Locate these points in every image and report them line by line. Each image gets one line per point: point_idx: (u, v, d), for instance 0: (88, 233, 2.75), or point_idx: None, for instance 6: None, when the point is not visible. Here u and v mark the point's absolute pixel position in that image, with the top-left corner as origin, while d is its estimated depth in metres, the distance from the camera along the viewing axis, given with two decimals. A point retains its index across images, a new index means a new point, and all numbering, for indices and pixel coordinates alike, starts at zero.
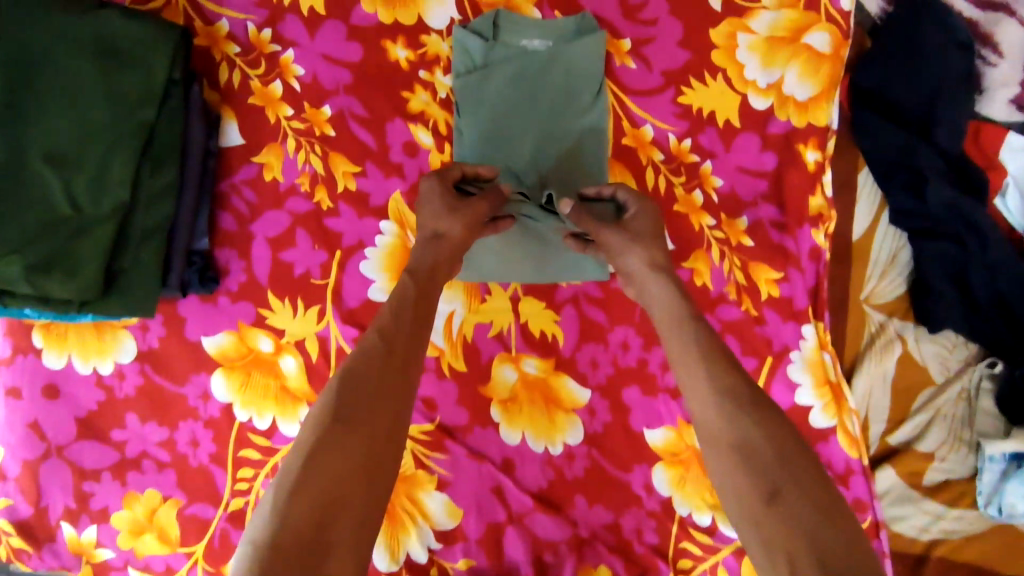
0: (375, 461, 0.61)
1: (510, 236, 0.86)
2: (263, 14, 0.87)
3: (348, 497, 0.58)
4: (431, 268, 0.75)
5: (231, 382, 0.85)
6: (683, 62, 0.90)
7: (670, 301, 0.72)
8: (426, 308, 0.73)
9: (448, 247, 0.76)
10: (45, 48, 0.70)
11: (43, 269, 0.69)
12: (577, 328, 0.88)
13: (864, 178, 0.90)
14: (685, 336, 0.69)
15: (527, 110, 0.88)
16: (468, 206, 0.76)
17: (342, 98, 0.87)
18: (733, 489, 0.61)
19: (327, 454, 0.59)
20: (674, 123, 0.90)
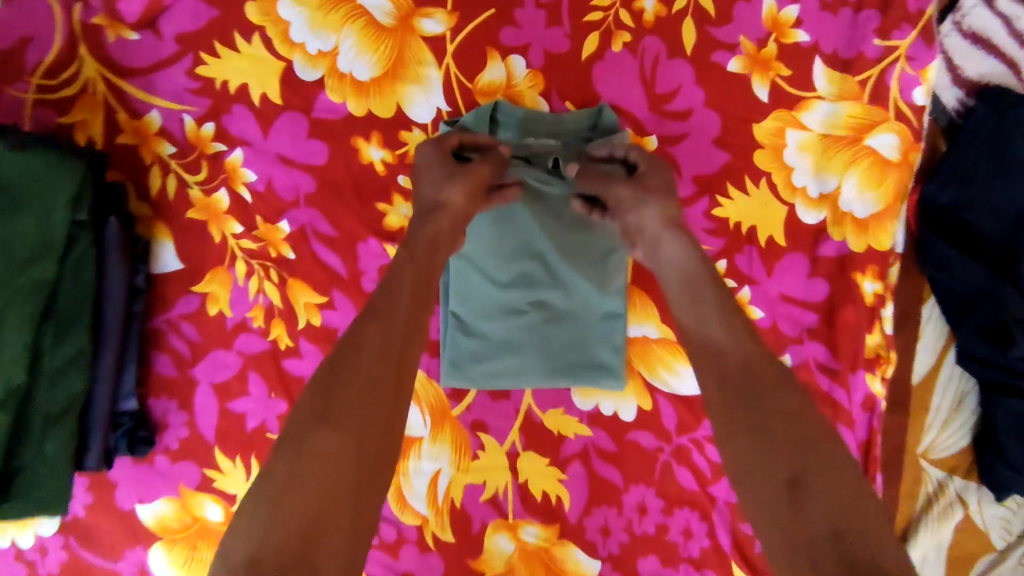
0: (376, 459, 0.48)
1: (517, 254, 0.72)
2: (203, 104, 0.70)
3: (339, 509, 0.45)
4: (429, 246, 0.58)
5: (173, 557, 0.72)
6: (720, 164, 0.74)
7: (684, 262, 0.59)
8: (426, 296, 0.56)
9: (449, 221, 0.60)
10: None
11: None
12: (586, 488, 0.75)
13: (929, 310, 0.76)
14: (707, 310, 0.56)
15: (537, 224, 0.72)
16: (467, 170, 0.61)
17: (304, 210, 0.71)
18: (750, 460, 0.50)
19: (306, 479, 0.45)
20: (706, 240, 0.75)
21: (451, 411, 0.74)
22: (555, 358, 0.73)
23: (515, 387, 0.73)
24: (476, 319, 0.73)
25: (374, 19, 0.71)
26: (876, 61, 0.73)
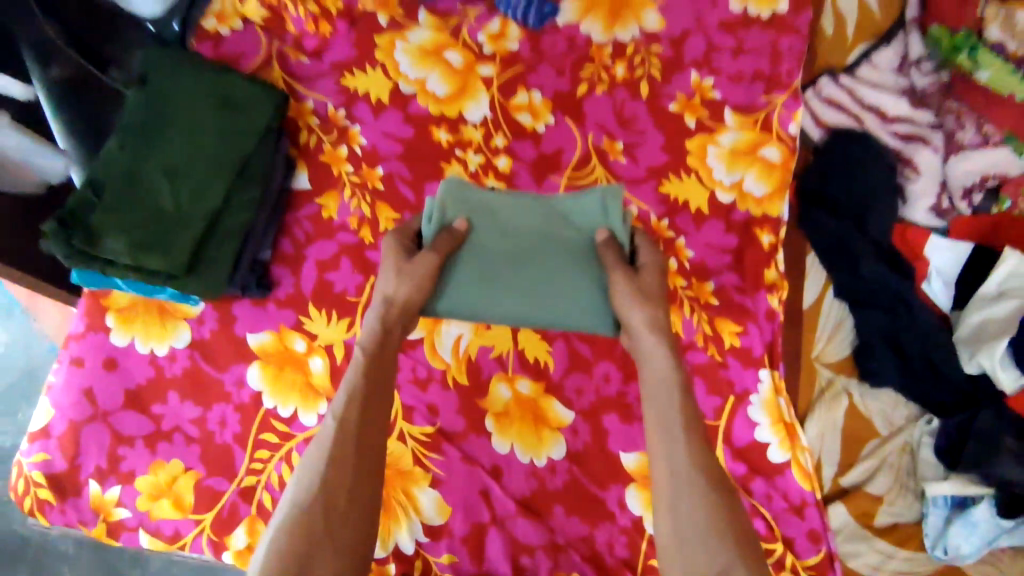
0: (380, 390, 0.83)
1: (479, 274, 0.92)
2: (341, 98, 1.12)
3: (372, 403, 0.81)
4: (404, 323, 0.88)
5: (265, 374, 0.97)
6: (664, 162, 1.13)
7: (655, 355, 0.84)
8: (389, 348, 0.86)
9: (397, 310, 0.87)
10: (185, 95, 0.94)
11: (145, 244, 0.86)
12: (566, 358, 1.02)
13: (811, 259, 1.09)
14: (673, 447, 0.78)
15: (521, 271, 0.93)
16: (413, 269, 0.87)
17: (393, 163, 1.09)
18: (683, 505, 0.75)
19: (375, 383, 0.83)
20: (655, 206, 1.11)
21: None
22: (526, 295, 0.93)
23: (492, 314, 0.93)
24: (459, 290, 0.92)
25: (451, 65, 1.16)
26: (763, 108, 1.16)
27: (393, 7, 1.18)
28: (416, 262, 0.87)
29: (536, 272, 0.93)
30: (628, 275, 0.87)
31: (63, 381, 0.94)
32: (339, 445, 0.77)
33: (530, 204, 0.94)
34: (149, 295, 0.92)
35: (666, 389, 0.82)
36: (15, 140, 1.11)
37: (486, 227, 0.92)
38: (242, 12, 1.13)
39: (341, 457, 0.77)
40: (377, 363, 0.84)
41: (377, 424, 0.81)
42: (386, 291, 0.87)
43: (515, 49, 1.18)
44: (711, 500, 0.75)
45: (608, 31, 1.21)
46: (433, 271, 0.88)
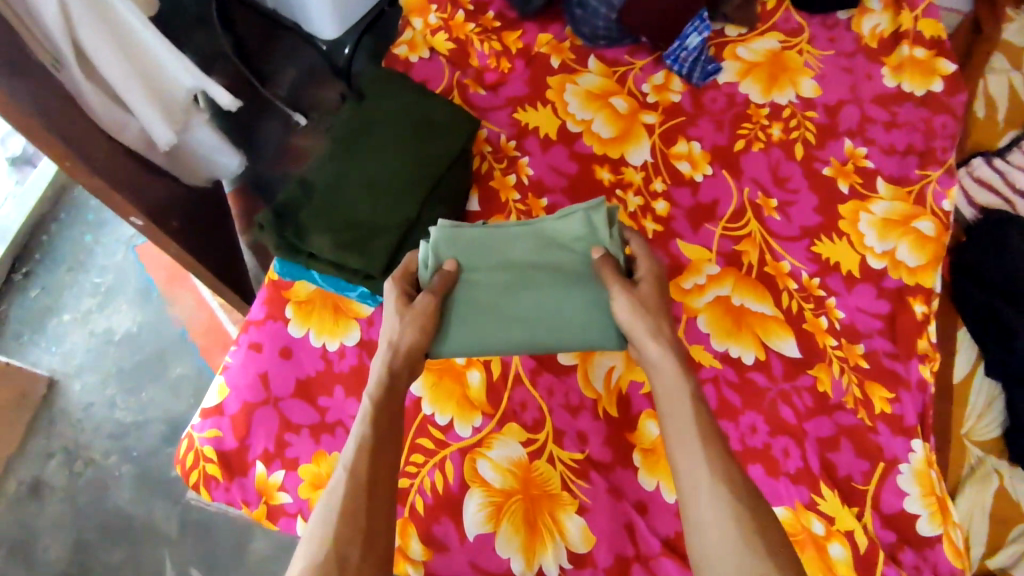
0: (388, 434, 0.83)
1: (479, 311, 0.95)
2: (513, 131, 1.20)
3: (381, 447, 0.81)
4: (412, 363, 0.89)
5: (425, 380, 1.01)
6: (817, 223, 1.16)
7: (670, 368, 0.85)
8: (399, 388, 0.87)
9: (405, 352, 0.88)
10: (391, 113, 1.02)
11: (347, 246, 0.94)
12: (716, 404, 1.02)
13: (963, 335, 1.12)
14: (692, 460, 0.78)
15: (524, 304, 0.96)
16: (413, 312, 0.89)
17: (557, 196, 1.15)
18: (710, 519, 0.73)
19: (384, 429, 0.83)
20: (807, 264, 1.13)
21: None
22: (534, 327, 0.95)
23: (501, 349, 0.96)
24: (466, 330, 0.95)
25: (616, 109, 1.22)
26: (917, 181, 1.19)
27: (565, 52, 1.26)
28: (417, 303, 0.90)
29: (537, 305, 0.96)
30: (628, 290, 0.89)
31: (240, 363, 1.00)
32: (350, 491, 0.77)
33: (519, 235, 0.97)
34: (339, 292, 1.03)
35: (679, 402, 0.82)
36: (211, 136, 1.23)
37: (476, 263, 0.96)
38: (431, 42, 1.23)
39: (352, 501, 0.76)
40: (387, 405, 0.85)
41: (385, 467, 0.80)
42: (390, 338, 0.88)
43: (677, 100, 1.24)
44: (732, 498, 0.74)
45: (767, 94, 1.26)
46: (433, 312, 0.91)
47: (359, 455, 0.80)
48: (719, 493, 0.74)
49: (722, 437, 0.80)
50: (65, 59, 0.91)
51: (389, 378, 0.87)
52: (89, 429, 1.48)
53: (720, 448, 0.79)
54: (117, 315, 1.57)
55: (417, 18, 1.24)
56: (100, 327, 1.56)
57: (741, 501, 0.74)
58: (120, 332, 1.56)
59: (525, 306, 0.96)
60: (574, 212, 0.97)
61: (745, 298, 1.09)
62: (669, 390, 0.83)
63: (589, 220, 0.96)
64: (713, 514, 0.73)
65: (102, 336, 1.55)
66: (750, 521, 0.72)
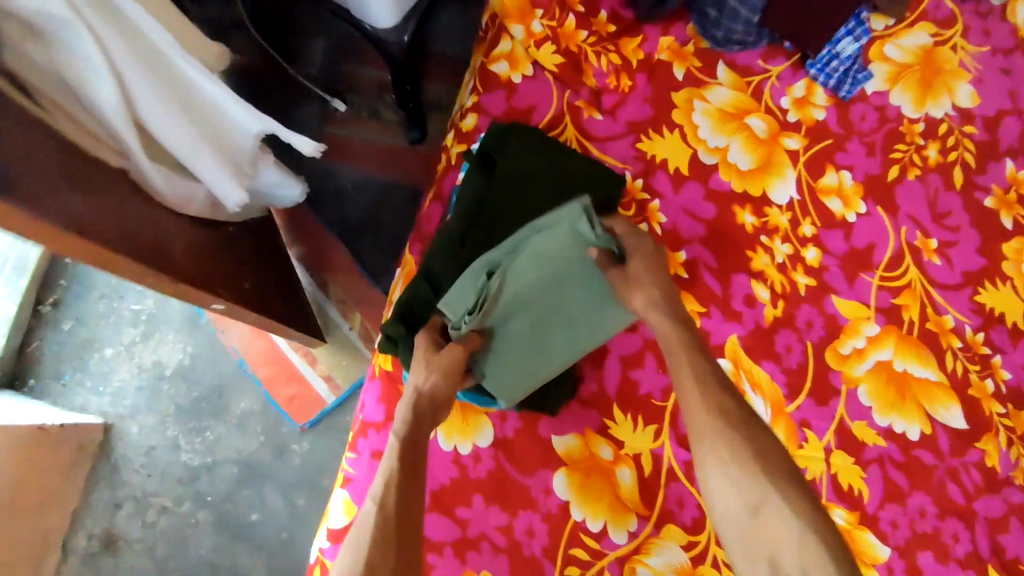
0: (415, 462, 0.75)
1: (505, 346, 0.85)
2: (639, 167, 1.02)
3: (409, 474, 0.73)
4: (440, 403, 0.79)
5: (571, 482, 0.90)
6: (980, 266, 1.04)
7: (701, 388, 0.77)
8: (424, 422, 0.78)
9: (436, 401, 0.79)
10: (522, 174, 0.90)
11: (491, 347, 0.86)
12: (882, 487, 0.95)
13: None
14: (741, 489, 0.72)
15: (552, 327, 0.87)
16: (442, 361, 0.79)
17: (696, 248, 1.00)
18: (774, 547, 0.69)
19: (412, 456, 0.74)
20: (970, 317, 1.02)
21: (786, 407, 0.95)
22: (568, 340, 0.86)
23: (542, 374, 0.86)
24: (498, 370, 0.85)
25: (754, 132, 1.04)
26: None
27: (688, 58, 1.06)
28: (443, 353, 0.80)
29: (565, 323, 0.87)
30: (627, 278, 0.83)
31: (364, 475, 0.88)
32: (380, 524, 0.69)
33: (522, 261, 0.84)
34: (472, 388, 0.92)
35: (716, 420, 0.75)
36: (274, 173, 1.04)
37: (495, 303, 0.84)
38: (535, 56, 1.02)
39: (380, 532, 0.69)
40: (415, 438, 0.76)
41: (412, 497, 0.73)
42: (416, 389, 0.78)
43: (821, 118, 1.06)
44: (796, 521, 0.70)
45: (920, 106, 1.08)
46: (461, 360, 0.80)
47: (389, 486, 0.72)
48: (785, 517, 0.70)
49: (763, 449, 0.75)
50: (133, 152, 0.72)
51: (417, 419, 0.77)
52: (155, 475, 1.37)
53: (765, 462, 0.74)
54: (165, 346, 1.42)
55: (516, 24, 1.02)
56: (148, 361, 1.41)
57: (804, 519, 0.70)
58: (172, 365, 1.41)
59: (552, 329, 0.87)
60: (558, 212, 0.85)
61: (907, 362, 0.99)
62: (699, 413, 0.76)
63: (576, 220, 0.84)
64: (783, 538, 0.69)
65: (152, 371, 1.41)
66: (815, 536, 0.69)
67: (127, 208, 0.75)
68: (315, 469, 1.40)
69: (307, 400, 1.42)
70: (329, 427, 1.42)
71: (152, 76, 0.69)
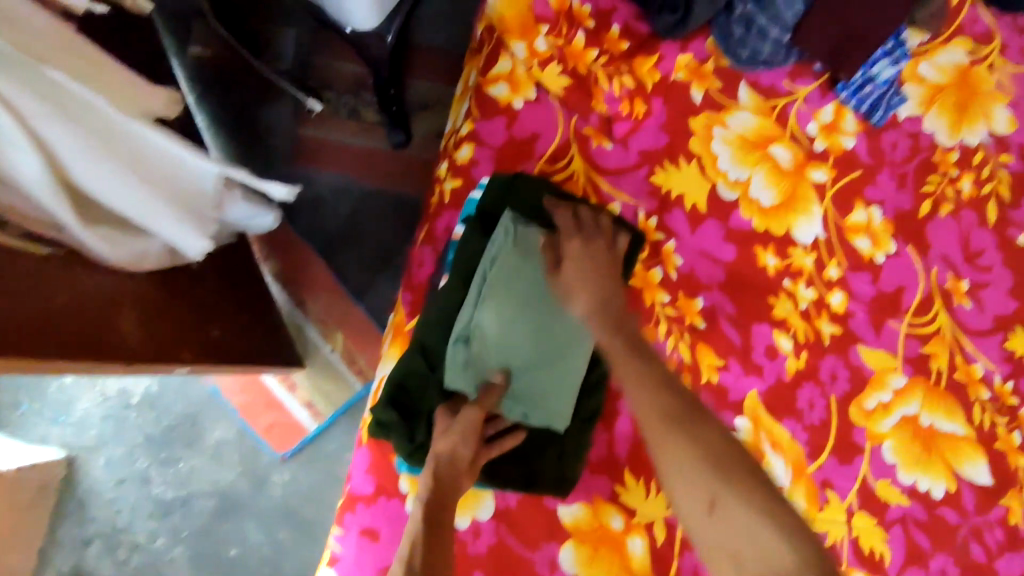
0: (441, 530, 0.64)
1: (514, 380, 0.76)
2: (653, 203, 0.92)
3: (435, 542, 0.63)
4: (468, 466, 0.70)
5: (578, 555, 0.84)
6: (1012, 310, 0.97)
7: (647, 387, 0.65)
8: (451, 487, 0.68)
9: (465, 464, 0.70)
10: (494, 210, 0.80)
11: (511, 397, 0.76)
12: (904, 550, 0.89)
13: None
14: (685, 485, 0.61)
15: (555, 342, 0.78)
16: (461, 419, 0.71)
17: (713, 294, 0.92)
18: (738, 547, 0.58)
19: (439, 525, 0.64)
20: (1000, 364, 0.96)
21: (807, 468, 0.89)
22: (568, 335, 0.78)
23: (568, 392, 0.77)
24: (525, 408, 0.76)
25: (778, 163, 0.95)
26: None
27: (708, 78, 0.96)
28: (464, 414, 0.72)
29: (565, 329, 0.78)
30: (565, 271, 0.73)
31: (354, 555, 0.81)
32: None
33: (486, 301, 0.76)
34: None
35: (668, 417, 0.63)
36: (245, 208, 0.91)
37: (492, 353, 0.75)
38: (539, 77, 0.90)
39: None
40: (441, 504, 0.66)
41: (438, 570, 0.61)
42: (442, 452, 0.69)
43: (850, 147, 0.98)
44: (746, 510, 0.59)
45: (956, 133, 1.00)
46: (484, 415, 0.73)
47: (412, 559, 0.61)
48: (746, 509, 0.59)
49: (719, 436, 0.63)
50: (68, 226, 0.61)
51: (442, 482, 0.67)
52: (125, 510, 1.29)
53: (724, 447, 0.62)
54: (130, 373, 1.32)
55: (517, 41, 0.89)
56: (112, 389, 1.32)
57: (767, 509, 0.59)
58: (138, 394, 1.32)
59: (555, 345, 0.78)
60: (495, 236, 0.78)
61: (934, 416, 0.93)
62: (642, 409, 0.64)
63: (517, 237, 0.77)
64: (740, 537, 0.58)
65: (117, 400, 1.32)
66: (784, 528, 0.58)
67: (59, 298, 0.64)
68: (297, 499, 1.33)
69: (288, 428, 1.34)
70: (314, 456, 1.34)
71: (84, 138, 0.58)
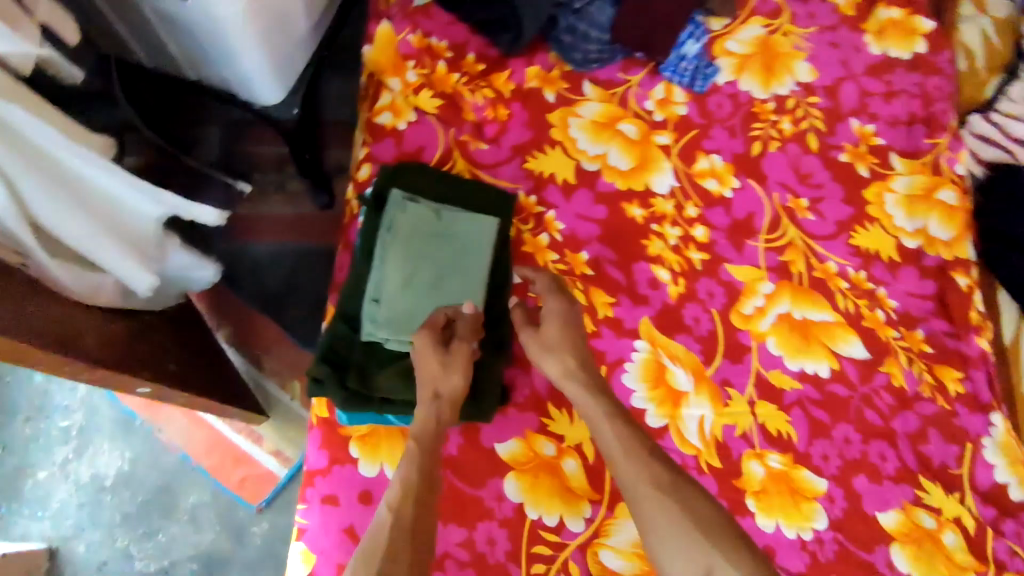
0: (430, 477, 0.76)
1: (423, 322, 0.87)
2: (529, 184, 1.10)
3: (424, 485, 0.75)
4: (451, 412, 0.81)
5: (521, 484, 0.94)
6: (849, 214, 1.15)
7: (622, 437, 0.82)
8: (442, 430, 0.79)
9: (448, 406, 0.81)
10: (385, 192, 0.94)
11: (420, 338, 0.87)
12: (807, 426, 1.02)
13: (1003, 297, 1.16)
14: (655, 515, 0.77)
15: (453, 286, 0.89)
16: (455, 355, 0.82)
17: (594, 246, 1.08)
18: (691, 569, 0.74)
19: (427, 468, 0.76)
20: (850, 259, 1.12)
21: (706, 372, 1.03)
22: (464, 280, 0.90)
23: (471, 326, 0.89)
24: None
25: (627, 136, 1.15)
26: (927, 151, 1.20)
27: (556, 82, 1.17)
28: (454, 350, 0.82)
29: (459, 275, 0.90)
30: (539, 335, 0.88)
31: (318, 523, 0.90)
32: (395, 532, 0.69)
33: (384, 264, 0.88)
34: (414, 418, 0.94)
35: (643, 459, 0.80)
36: (187, 258, 1.08)
37: (398, 303, 0.86)
38: (414, 102, 1.10)
39: (394, 538, 0.69)
40: (429, 449, 0.77)
41: (425, 508, 0.74)
42: (436, 388, 0.80)
43: (683, 113, 1.18)
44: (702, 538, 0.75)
45: (767, 88, 1.22)
46: (468, 354, 0.83)
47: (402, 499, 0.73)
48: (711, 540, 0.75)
49: (679, 480, 0.80)
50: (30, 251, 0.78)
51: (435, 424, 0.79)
52: None
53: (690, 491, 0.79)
54: (101, 457, 1.41)
55: (392, 77, 1.10)
56: (85, 476, 1.40)
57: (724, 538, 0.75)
58: (111, 475, 1.40)
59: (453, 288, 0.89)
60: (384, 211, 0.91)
61: (805, 310, 1.08)
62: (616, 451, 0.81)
63: (400, 206, 0.91)
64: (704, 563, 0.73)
65: (91, 485, 1.40)
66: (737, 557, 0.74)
67: (32, 309, 0.79)
68: (280, 544, 1.41)
69: (260, 479, 1.42)
70: (287, 503, 1.42)
71: (51, 183, 0.75)
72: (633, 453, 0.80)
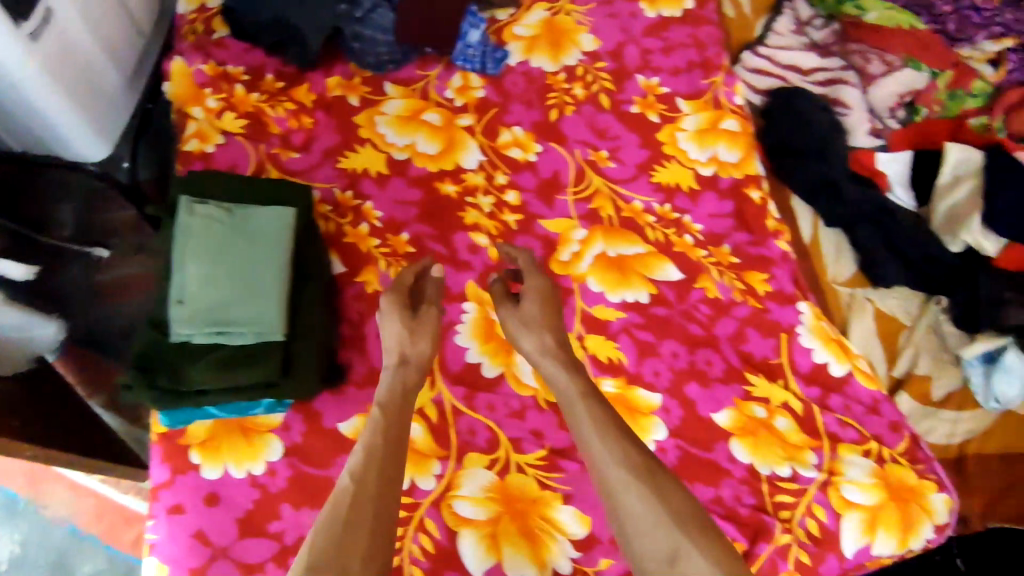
0: (398, 440, 0.82)
1: (227, 308, 0.91)
2: (343, 181, 1.16)
3: (382, 449, 0.80)
4: (416, 379, 0.91)
5: None
6: (646, 156, 1.25)
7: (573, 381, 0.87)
8: (411, 390, 0.89)
9: (414, 371, 0.91)
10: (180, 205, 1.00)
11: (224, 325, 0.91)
12: (635, 349, 1.08)
13: (798, 203, 1.28)
14: (606, 454, 0.79)
15: (253, 270, 0.94)
16: (422, 324, 0.94)
17: (413, 226, 1.14)
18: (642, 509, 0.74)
19: (387, 433, 0.82)
20: (653, 195, 1.22)
21: None
22: (264, 264, 0.94)
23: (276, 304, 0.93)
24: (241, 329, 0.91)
25: (432, 124, 1.23)
26: (708, 90, 1.33)
27: (358, 87, 1.25)
28: (422, 316, 0.96)
29: (259, 259, 0.95)
30: (514, 308, 0.96)
31: (167, 535, 0.90)
32: (363, 485, 0.75)
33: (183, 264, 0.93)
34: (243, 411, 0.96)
35: (598, 401, 0.85)
36: (14, 315, 1.02)
37: (198, 296, 0.91)
38: (220, 126, 1.16)
39: (359, 492, 0.74)
40: (389, 415, 0.84)
41: (393, 466, 0.79)
42: (405, 354, 0.91)
43: (482, 95, 1.28)
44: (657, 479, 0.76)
45: (557, 61, 1.33)
46: (436, 322, 0.96)
47: (367, 457, 0.79)
48: (665, 482, 0.77)
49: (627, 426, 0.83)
50: None
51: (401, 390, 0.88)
52: None
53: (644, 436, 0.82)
54: None
55: (194, 107, 1.16)
56: None
57: (675, 480, 0.77)
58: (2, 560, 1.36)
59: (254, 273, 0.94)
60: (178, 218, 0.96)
61: (618, 246, 1.15)
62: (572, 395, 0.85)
63: (192, 211, 0.96)
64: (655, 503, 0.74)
65: None
66: (685, 499, 0.75)
67: None
68: None
69: None
70: None
71: None
72: (589, 397, 0.84)
